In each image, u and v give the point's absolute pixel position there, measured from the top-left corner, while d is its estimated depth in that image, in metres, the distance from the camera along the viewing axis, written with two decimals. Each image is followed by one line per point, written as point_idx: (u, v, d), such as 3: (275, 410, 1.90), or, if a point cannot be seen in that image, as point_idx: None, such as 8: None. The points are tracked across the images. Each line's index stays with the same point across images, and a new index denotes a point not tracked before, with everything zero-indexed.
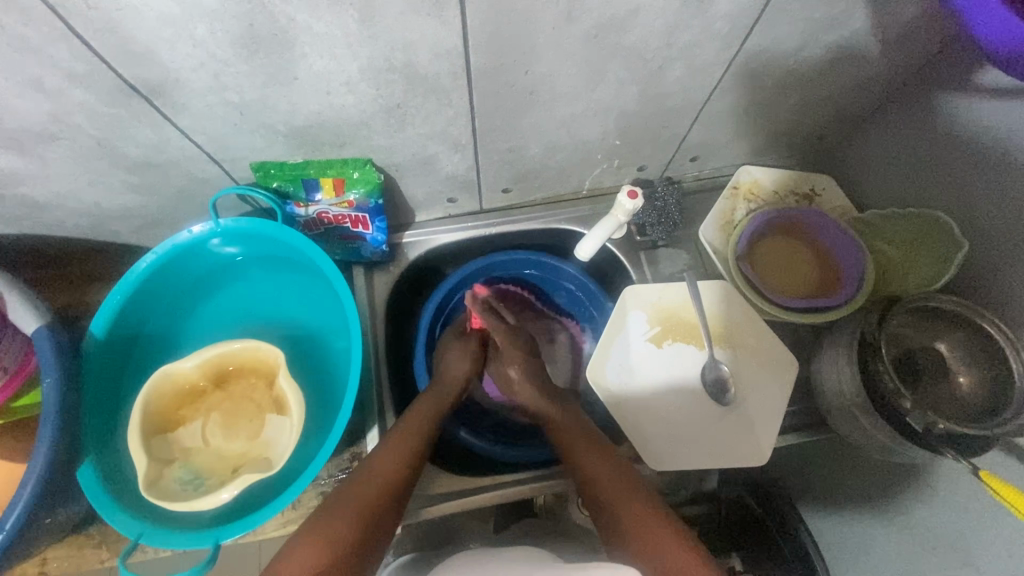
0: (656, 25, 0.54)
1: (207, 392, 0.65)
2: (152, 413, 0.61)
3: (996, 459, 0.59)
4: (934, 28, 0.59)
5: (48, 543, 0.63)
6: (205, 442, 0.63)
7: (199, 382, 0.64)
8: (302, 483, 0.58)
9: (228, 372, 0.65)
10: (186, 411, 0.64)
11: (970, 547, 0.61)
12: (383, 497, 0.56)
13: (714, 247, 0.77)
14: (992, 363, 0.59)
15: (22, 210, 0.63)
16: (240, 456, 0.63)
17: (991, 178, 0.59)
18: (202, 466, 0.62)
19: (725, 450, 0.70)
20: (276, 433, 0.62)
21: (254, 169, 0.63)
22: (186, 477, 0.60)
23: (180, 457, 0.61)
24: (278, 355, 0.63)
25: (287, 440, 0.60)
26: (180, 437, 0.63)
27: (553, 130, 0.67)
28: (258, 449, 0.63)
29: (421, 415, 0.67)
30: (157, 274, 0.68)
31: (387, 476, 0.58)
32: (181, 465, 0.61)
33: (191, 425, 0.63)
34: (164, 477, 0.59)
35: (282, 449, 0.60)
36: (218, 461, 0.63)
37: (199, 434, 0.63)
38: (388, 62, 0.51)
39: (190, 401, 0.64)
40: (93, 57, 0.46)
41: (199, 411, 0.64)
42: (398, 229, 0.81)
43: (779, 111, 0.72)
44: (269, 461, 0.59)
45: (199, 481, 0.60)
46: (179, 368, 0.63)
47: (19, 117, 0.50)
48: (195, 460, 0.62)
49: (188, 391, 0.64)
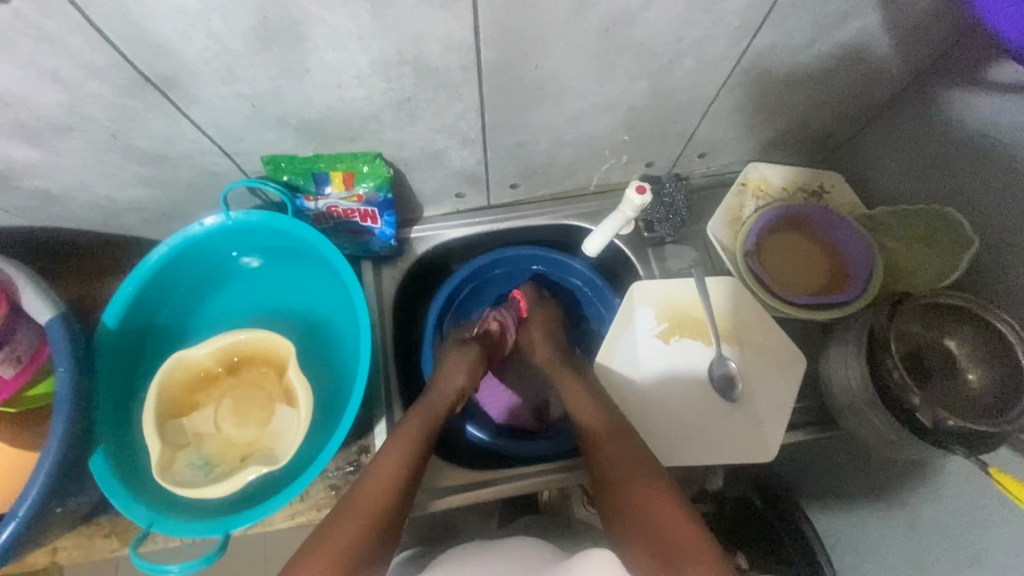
0: (666, 20, 0.54)
1: (221, 377, 0.66)
2: (167, 398, 0.62)
3: (1005, 456, 0.58)
4: (947, 23, 0.58)
5: (60, 532, 0.64)
6: (217, 428, 0.64)
7: (213, 368, 0.65)
8: (309, 477, 0.59)
9: (241, 360, 0.66)
10: (199, 396, 0.64)
11: (979, 546, 0.61)
12: (376, 517, 0.56)
13: (722, 243, 0.77)
14: (1001, 360, 0.59)
15: (36, 202, 0.64)
16: (249, 444, 0.63)
17: (1001, 174, 0.59)
18: (212, 453, 0.62)
19: (733, 446, 0.69)
20: (286, 423, 0.62)
21: (265, 162, 0.64)
22: (197, 462, 0.60)
23: (192, 442, 0.62)
24: (289, 348, 0.63)
25: (295, 432, 0.60)
26: (193, 422, 0.63)
27: (562, 125, 0.67)
28: (268, 439, 0.63)
29: (415, 421, 0.66)
30: (171, 264, 0.69)
31: (379, 495, 0.58)
32: (192, 450, 0.61)
33: (204, 410, 0.64)
34: (175, 462, 0.59)
35: (291, 442, 0.60)
36: (228, 448, 0.63)
37: (211, 419, 0.64)
38: (400, 55, 0.52)
39: (203, 386, 0.65)
40: (109, 49, 0.46)
41: (212, 396, 0.65)
42: (406, 224, 0.81)
43: (788, 107, 0.72)
44: (277, 455, 0.60)
45: (209, 468, 0.60)
46: (192, 354, 0.63)
47: (34, 109, 0.51)
48: (205, 446, 0.62)
49: (201, 376, 0.65)
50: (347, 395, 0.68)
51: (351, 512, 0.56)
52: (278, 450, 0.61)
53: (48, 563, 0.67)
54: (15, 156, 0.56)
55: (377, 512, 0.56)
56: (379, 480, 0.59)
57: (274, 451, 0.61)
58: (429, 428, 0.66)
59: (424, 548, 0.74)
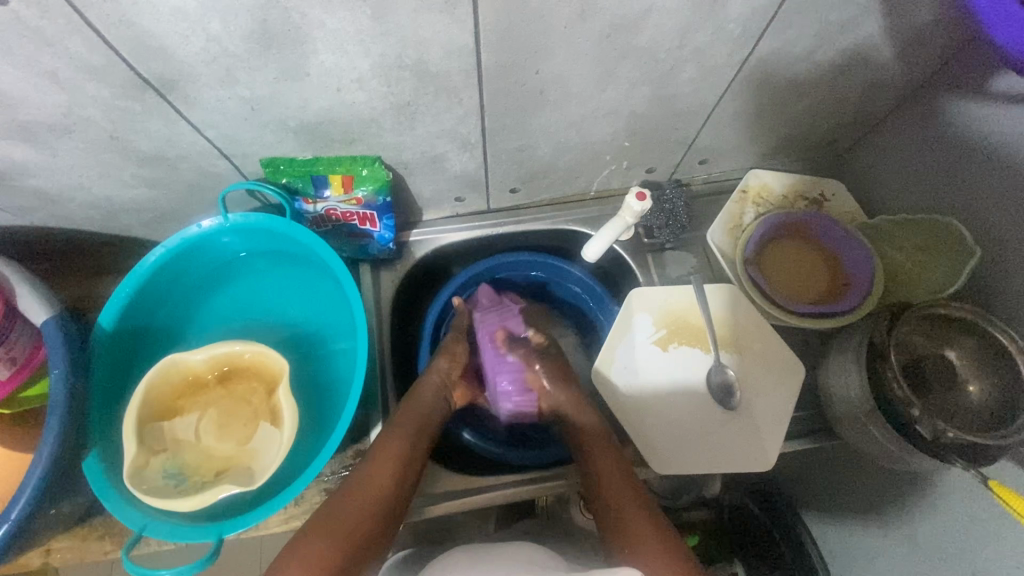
0: (668, 26, 0.54)
1: (210, 386, 0.65)
2: (152, 400, 0.61)
3: (1007, 469, 0.58)
4: (950, 32, 0.58)
5: (52, 533, 0.63)
6: (196, 438, 0.63)
7: (204, 375, 0.65)
8: (276, 504, 0.58)
9: (232, 371, 0.65)
10: (185, 402, 0.64)
11: (979, 560, 0.60)
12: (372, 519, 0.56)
13: (722, 250, 0.77)
14: (1002, 373, 0.58)
15: (34, 202, 0.63)
16: (226, 459, 0.61)
17: (1004, 183, 0.59)
18: (188, 462, 0.61)
19: (732, 455, 0.69)
20: (267, 443, 0.61)
21: (264, 164, 0.63)
22: (170, 471, 0.60)
23: (169, 447, 0.61)
24: (284, 366, 0.63)
25: (274, 453, 0.59)
26: (174, 427, 0.62)
27: (563, 130, 0.67)
28: (246, 456, 0.61)
29: (406, 425, 0.66)
30: (167, 266, 0.68)
31: (376, 491, 0.58)
32: (167, 457, 0.60)
33: (187, 417, 0.63)
34: (148, 466, 0.59)
35: (268, 462, 0.59)
36: (203, 460, 0.61)
37: (193, 427, 0.63)
38: (400, 59, 0.51)
39: (191, 392, 0.64)
40: (108, 50, 0.46)
41: (197, 404, 0.64)
42: (405, 228, 0.81)
43: (790, 115, 0.72)
44: (253, 474, 0.59)
45: (181, 478, 0.59)
46: (188, 360, 0.64)
47: (31, 109, 0.51)
48: (183, 454, 0.61)
49: (191, 382, 0.64)
50: (333, 415, 0.67)
51: (348, 507, 0.56)
52: (254, 468, 0.60)
53: (40, 564, 0.66)
54: (13, 156, 0.56)
55: (376, 512, 0.57)
56: (377, 479, 0.59)
57: (250, 469, 0.60)
58: (421, 431, 0.66)
59: (420, 551, 0.74)
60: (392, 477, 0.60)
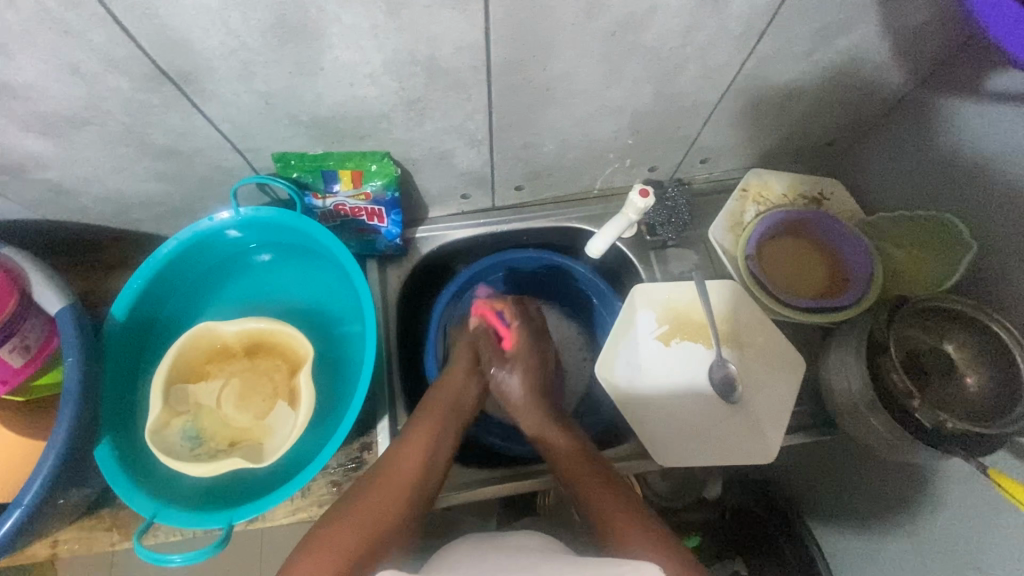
0: (673, 24, 0.55)
1: (237, 356, 0.66)
2: (182, 362, 0.63)
3: (1007, 461, 0.59)
4: (947, 30, 0.60)
5: (61, 523, 0.63)
6: (217, 405, 0.64)
7: (233, 345, 0.66)
8: (281, 492, 0.58)
9: (261, 345, 0.66)
10: (212, 367, 0.65)
11: (981, 554, 0.61)
12: (379, 529, 0.55)
13: (724, 249, 0.78)
14: (998, 365, 0.60)
15: (49, 194, 0.64)
16: (242, 431, 0.63)
17: (999, 178, 0.60)
18: (206, 427, 0.62)
19: (736, 448, 0.70)
20: (281, 422, 0.62)
21: (275, 159, 0.64)
22: (188, 433, 0.61)
23: (191, 410, 0.63)
24: (310, 350, 0.64)
25: (286, 436, 0.60)
26: (198, 391, 0.64)
27: (568, 127, 0.68)
28: (260, 432, 0.63)
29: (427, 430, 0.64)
30: (184, 253, 0.70)
31: (384, 504, 0.57)
32: (188, 420, 0.62)
33: (211, 382, 0.64)
34: (169, 426, 0.61)
35: (279, 444, 0.61)
36: (221, 428, 0.63)
37: (215, 394, 0.64)
38: (412, 55, 0.53)
39: (219, 359, 0.65)
40: (130, 44, 0.47)
41: (223, 371, 0.65)
42: (411, 225, 0.82)
43: (789, 116, 0.74)
44: (261, 454, 0.60)
45: (197, 442, 0.61)
46: (221, 329, 0.65)
47: (52, 101, 0.52)
48: (202, 419, 0.63)
49: (219, 350, 0.66)
50: (342, 405, 0.68)
51: (353, 516, 0.56)
52: (266, 446, 0.61)
53: (48, 555, 0.66)
54: (30, 148, 0.57)
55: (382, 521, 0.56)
56: (385, 485, 0.59)
57: (262, 445, 0.61)
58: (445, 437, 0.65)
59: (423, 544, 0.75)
60: (398, 489, 0.59)
